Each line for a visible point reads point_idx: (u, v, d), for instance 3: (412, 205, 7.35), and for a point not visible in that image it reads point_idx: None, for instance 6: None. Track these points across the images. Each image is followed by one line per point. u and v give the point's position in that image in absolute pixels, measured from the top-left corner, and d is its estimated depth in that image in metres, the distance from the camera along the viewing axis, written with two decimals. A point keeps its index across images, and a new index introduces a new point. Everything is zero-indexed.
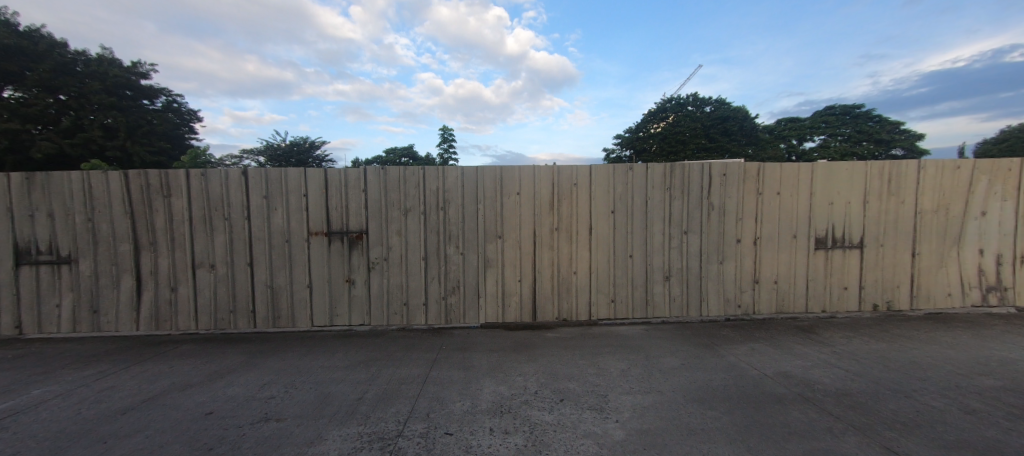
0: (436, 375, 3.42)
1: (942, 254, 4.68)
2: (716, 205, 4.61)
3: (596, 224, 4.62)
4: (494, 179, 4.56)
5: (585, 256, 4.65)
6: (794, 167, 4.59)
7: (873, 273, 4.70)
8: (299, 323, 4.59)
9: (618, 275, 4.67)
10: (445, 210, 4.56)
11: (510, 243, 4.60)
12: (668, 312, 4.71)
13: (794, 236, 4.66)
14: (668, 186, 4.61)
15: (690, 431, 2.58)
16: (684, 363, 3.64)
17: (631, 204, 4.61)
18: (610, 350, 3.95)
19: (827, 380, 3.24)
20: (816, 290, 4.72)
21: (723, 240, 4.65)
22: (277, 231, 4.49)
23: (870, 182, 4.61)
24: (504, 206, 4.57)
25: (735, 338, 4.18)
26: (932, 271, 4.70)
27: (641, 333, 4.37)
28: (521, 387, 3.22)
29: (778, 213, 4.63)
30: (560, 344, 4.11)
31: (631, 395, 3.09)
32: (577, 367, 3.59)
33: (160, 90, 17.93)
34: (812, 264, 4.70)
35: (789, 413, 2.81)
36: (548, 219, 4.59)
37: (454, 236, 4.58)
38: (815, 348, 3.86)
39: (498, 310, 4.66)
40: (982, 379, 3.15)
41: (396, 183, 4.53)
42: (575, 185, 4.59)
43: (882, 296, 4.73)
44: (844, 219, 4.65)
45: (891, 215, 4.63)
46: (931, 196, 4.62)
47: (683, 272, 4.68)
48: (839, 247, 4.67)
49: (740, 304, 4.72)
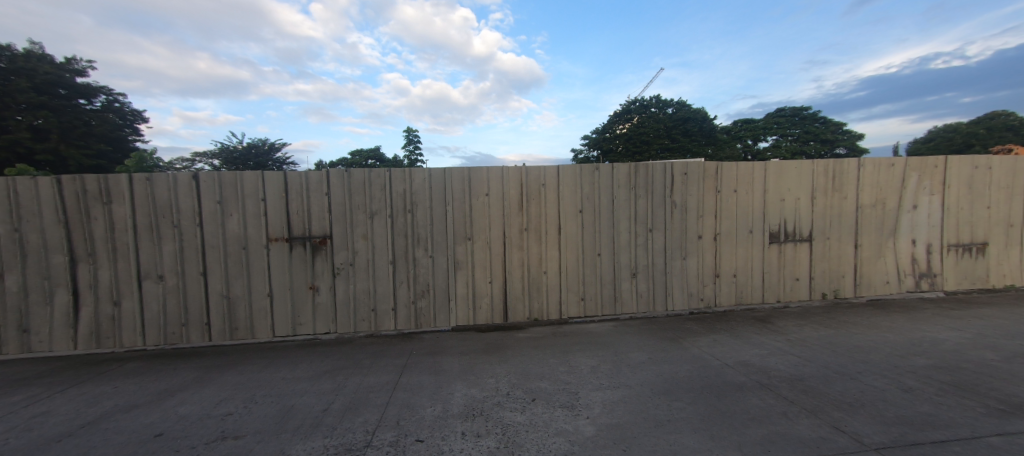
0: (406, 381, 3.34)
1: (881, 245, 5.06)
2: (679, 203, 4.78)
3: (565, 223, 4.67)
4: (462, 180, 4.52)
5: (554, 255, 4.69)
6: (749, 166, 4.83)
7: (821, 264, 5.01)
8: (259, 334, 4.36)
9: (587, 274, 4.74)
10: (413, 212, 4.47)
11: (480, 244, 4.58)
12: (635, 308, 4.83)
13: (750, 232, 4.90)
14: (633, 185, 4.73)
15: (658, 423, 2.65)
16: (651, 357, 3.74)
17: (598, 203, 4.70)
18: (580, 348, 4.00)
19: (782, 367, 3.42)
20: (771, 282, 4.98)
21: (686, 237, 4.83)
22: (233, 238, 4.25)
23: (817, 179, 4.92)
24: (473, 207, 4.53)
25: (698, 330, 4.33)
26: (873, 261, 5.07)
27: (609, 329, 4.46)
28: (493, 389, 3.19)
29: (735, 210, 4.86)
30: (531, 344, 4.12)
31: (601, 391, 3.14)
32: (548, 366, 3.61)
33: (99, 88, 16.64)
34: (767, 258, 4.95)
35: (749, 400, 2.94)
36: (517, 220, 4.60)
37: (422, 239, 4.51)
38: (772, 337, 4.06)
39: (469, 312, 4.62)
40: (917, 359, 3.42)
41: (361, 185, 4.40)
42: (543, 185, 4.62)
43: (830, 286, 5.05)
44: (795, 214, 4.93)
45: (835, 210, 4.97)
46: (871, 192, 4.99)
47: (649, 269, 4.82)
48: (791, 241, 4.96)
49: (703, 297, 4.91)
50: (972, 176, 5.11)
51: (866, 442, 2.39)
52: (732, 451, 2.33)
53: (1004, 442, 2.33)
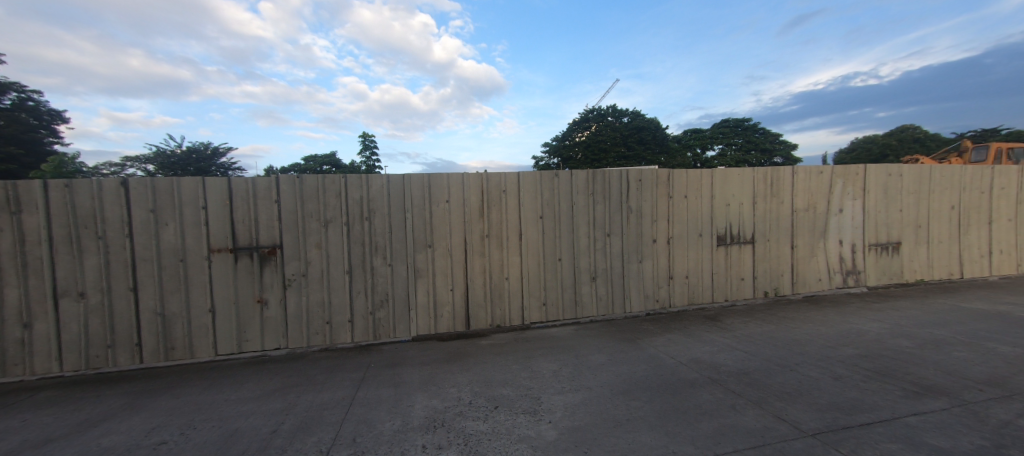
0: (363, 396, 3.20)
1: (813, 245, 5.52)
2: (634, 208, 4.97)
3: (526, 229, 4.71)
4: (421, 187, 4.44)
5: (516, 261, 4.70)
6: (697, 173, 5.12)
7: (763, 264, 5.38)
8: (199, 353, 4.02)
9: (548, 279, 4.79)
10: (370, 220, 4.33)
11: (440, 252, 4.51)
12: (595, 311, 4.94)
13: (700, 235, 5.18)
14: (591, 192, 4.86)
15: (617, 423, 2.71)
16: (609, 358, 3.83)
17: (558, 209, 4.78)
18: (542, 352, 4.03)
19: (729, 362, 3.62)
20: (719, 282, 5.27)
21: (642, 241, 5.02)
22: (169, 250, 3.91)
23: (757, 185, 5.29)
24: (433, 214, 4.47)
25: (654, 330, 4.50)
26: (807, 260, 5.51)
27: (571, 333, 4.52)
28: (454, 398, 3.13)
29: (686, 215, 5.12)
30: (494, 351, 4.09)
31: (562, 395, 3.17)
32: (510, 373, 3.60)
33: (9, 85, 14.90)
34: (715, 259, 5.25)
35: (701, 395, 3.08)
36: (478, 226, 4.58)
37: (381, 247, 4.37)
38: (721, 334, 4.29)
39: (430, 321, 4.52)
40: (845, 349, 3.74)
41: (313, 191, 4.21)
42: (504, 191, 4.64)
43: (771, 284, 5.43)
44: (739, 218, 5.28)
45: (773, 213, 5.36)
46: (804, 197, 5.44)
47: (608, 273, 4.95)
48: (736, 243, 5.29)
49: (658, 299, 5.11)
50: (887, 182, 5.71)
51: (804, 429, 2.57)
52: (686, 445, 2.42)
53: (918, 421, 2.60)
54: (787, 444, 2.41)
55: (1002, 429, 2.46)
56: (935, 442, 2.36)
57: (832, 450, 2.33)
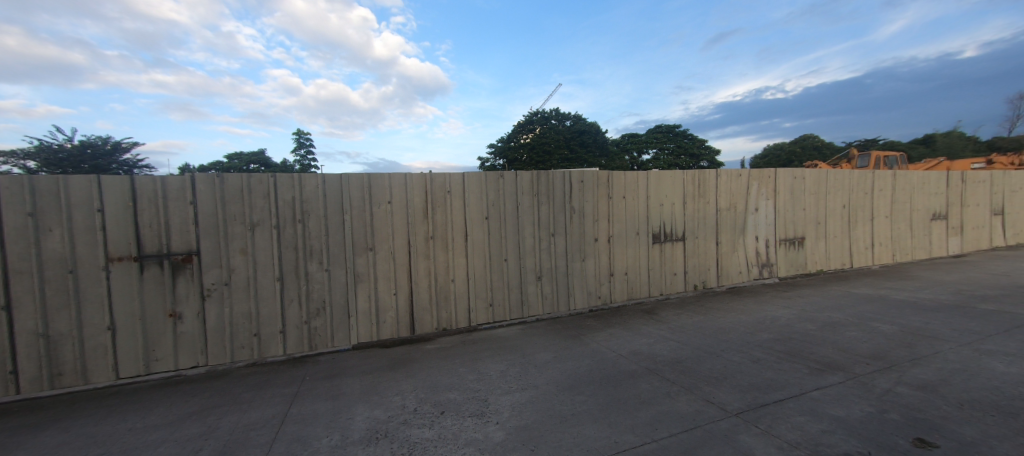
0: (296, 412, 2.96)
1: (734, 241, 6.07)
2: (577, 209, 5.14)
3: (471, 230, 4.67)
4: (360, 187, 4.23)
5: (462, 262, 4.65)
6: (634, 175, 5.41)
7: (693, 259, 5.82)
8: (95, 378, 3.48)
9: (494, 280, 4.79)
10: (304, 222, 4.05)
11: (382, 255, 4.32)
12: (540, 310, 5.03)
13: (637, 234, 5.48)
14: (535, 192, 4.94)
15: (562, 418, 2.76)
16: (555, 355, 3.91)
17: (503, 211, 4.81)
18: (490, 354, 4.01)
19: (664, 352, 3.86)
20: (655, 278, 5.61)
21: (584, 240, 5.20)
22: (53, 260, 3.34)
23: (687, 187, 5.71)
24: (374, 216, 4.27)
25: (597, 326, 4.66)
26: (730, 255, 6.05)
27: (517, 333, 4.55)
28: (398, 407, 3.00)
29: (624, 215, 5.39)
30: (440, 355, 4.00)
31: (509, 395, 3.17)
32: (457, 376, 3.53)
33: None
34: (651, 256, 5.58)
35: (640, 385, 3.24)
36: (422, 228, 4.46)
37: (316, 252, 4.10)
38: (657, 327, 4.56)
39: (372, 328, 4.31)
40: (762, 334, 4.15)
41: (236, 192, 3.83)
42: (449, 192, 4.57)
43: (700, 278, 5.89)
44: (671, 217, 5.66)
45: (701, 213, 5.83)
46: (726, 197, 5.97)
47: (553, 271, 5.06)
48: (669, 240, 5.66)
49: (600, 295, 5.32)
50: (793, 185, 6.45)
51: (729, 409, 2.80)
52: (627, 434, 2.53)
53: (821, 394, 2.94)
54: (715, 425, 2.61)
55: (884, 396, 2.87)
56: (834, 412, 2.69)
57: (752, 427, 2.56)
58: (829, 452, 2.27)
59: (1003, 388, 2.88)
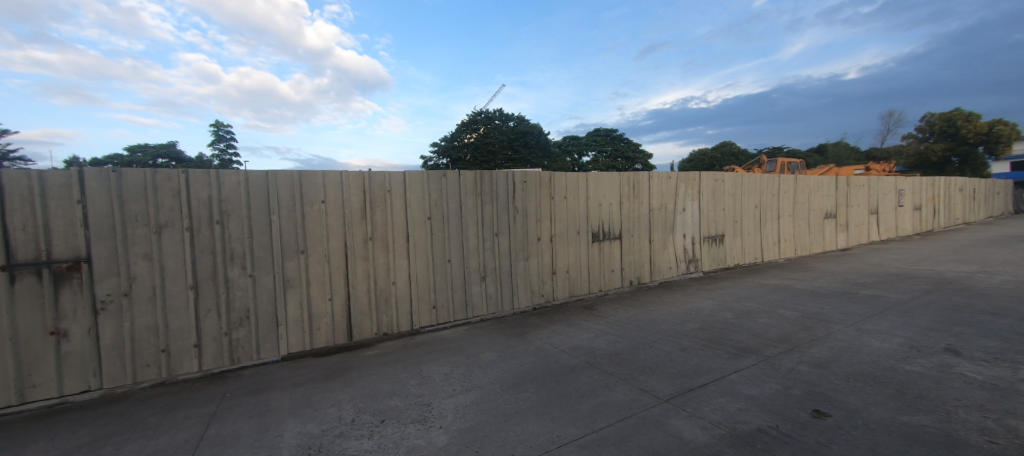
0: (215, 434, 2.67)
1: (665, 239, 6.52)
2: (520, 208, 5.21)
3: (413, 231, 4.54)
4: (290, 185, 3.92)
5: (403, 264, 4.50)
6: (574, 176, 5.60)
7: (629, 256, 6.16)
8: None
9: (437, 281, 4.70)
10: (224, 224, 3.66)
11: (315, 258, 4.05)
12: (484, 309, 5.02)
13: (578, 233, 5.68)
14: (479, 192, 4.93)
15: (506, 417, 2.78)
16: (499, 355, 3.93)
17: (446, 211, 4.73)
18: (433, 357, 3.92)
19: (603, 346, 4.03)
20: (595, 275, 5.86)
21: (527, 239, 5.28)
22: None
23: (623, 188, 6.03)
24: (305, 216, 3.99)
25: (540, 324, 4.76)
26: (661, 252, 6.49)
27: (461, 334, 4.50)
28: (334, 418, 2.83)
29: (566, 214, 5.56)
30: (380, 361, 3.83)
31: (452, 397, 3.12)
32: (398, 382, 3.40)
33: None
34: (591, 254, 5.81)
35: (581, 379, 3.36)
36: (360, 229, 4.25)
37: (239, 256, 3.73)
38: (596, 321, 4.76)
39: (303, 337, 4.02)
40: (688, 324, 4.50)
41: (138, 189, 3.35)
42: (389, 191, 4.40)
43: (635, 273, 6.25)
44: (609, 216, 5.94)
45: (635, 212, 6.19)
46: (657, 197, 6.40)
47: (497, 271, 5.08)
48: (608, 239, 5.94)
49: (543, 293, 5.44)
50: (715, 187, 7.08)
51: (661, 396, 3.00)
52: (569, 427, 2.60)
53: (737, 376, 3.26)
54: (648, 411, 2.78)
55: (789, 374, 3.24)
56: (749, 392, 2.99)
57: (680, 411, 2.76)
58: (746, 428, 2.52)
59: (878, 361, 3.39)
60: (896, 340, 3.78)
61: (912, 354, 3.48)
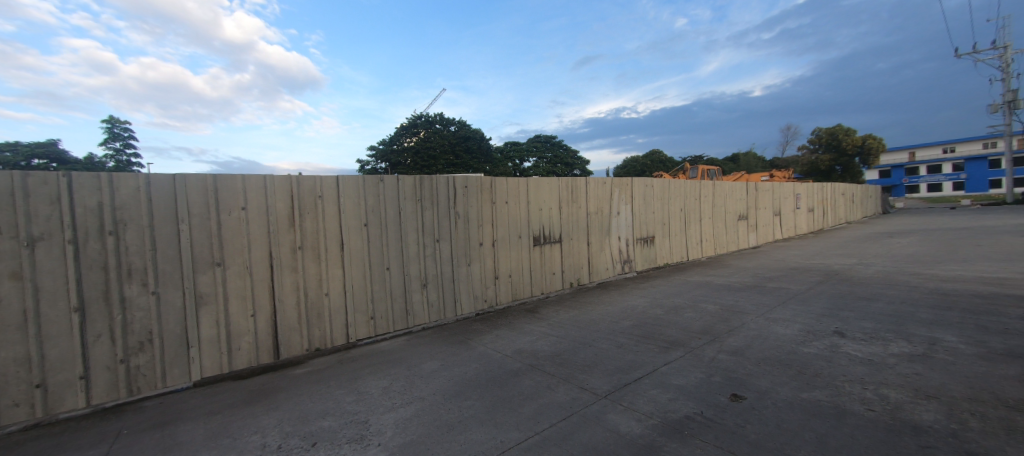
0: None
1: (602, 241, 6.84)
2: (461, 214, 5.17)
3: (348, 239, 4.31)
4: (203, 190, 3.52)
5: (337, 274, 4.25)
6: (516, 182, 5.69)
7: (569, 259, 6.37)
8: None
9: (375, 291, 4.50)
10: (119, 235, 3.15)
11: (235, 270, 3.66)
12: (426, 318, 4.89)
13: (519, 237, 5.77)
14: (418, 198, 4.82)
15: (449, 427, 2.71)
16: (441, 363, 3.84)
17: (384, 217, 4.56)
18: (371, 371, 3.73)
19: (545, 347, 4.11)
20: (536, 278, 5.98)
21: (469, 244, 5.25)
22: None
23: (562, 193, 6.24)
24: (222, 225, 3.60)
25: (483, 329, 4.74)
26: (599, 254, 6.80)
27: (401, 345, 4.35)
28: (257, 447, 2.56)
29: (507, 219, 5.63)
30: (312, 379, 3.57)
31: (392, 412, 2.98)
32: (332, 400, 3.19)
33: None
34: (532, 258, 5.92)
35: (524, 382, 3.39)
36: (288, 237, 3.95)
37: (139, 271, 3.24)
38: (538, 324, 4.84)
39: (220, 358, 3.60)
40: (624, 322, 4.74)
41: (2, 194, 2.75)
42: (320, 197, 4.14)
43: (575, 275, 6.48)
44: (549, 220, 6.11)
45: (574, 216, 6.42)
46: (594, 202, 6.71)
47: (438, 278, 4.99)
48: (548, 243, 6.10)
49: (486, 298, 5.43)
50: (646, 192, 7.59)
51: (599, 392, 3.12)
52: (512, 432, 2.61)
53: (667, 368, 3.49)
54: (588, 408, 2.88)
55: (711, 363, 3.54)
56: (677, 382, 3.21)
57: (617, 405, 2.90)
58: (675, 416, 2.70)
59: (782, 345, 3.83)
60: (796, 326, 4.30)
61: (809, 338, 3.98)
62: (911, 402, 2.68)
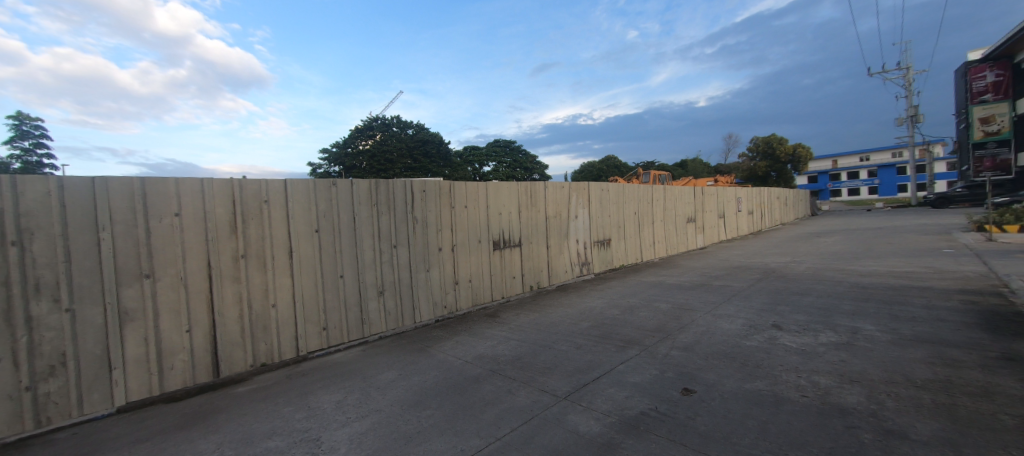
0: None
1: (561, 244, 6.98)
2: (419, 219, 5.08)
3: (297, 246, 4.10)
4: (127, 195, 3.17)
5: (286, 283, 4.02)
6: (475, 186, 5.68)
7: (529, 262, 6.44)
8: None
9: (328, 300, 4.30)
10: (24, 245, 2.73)
11: (167, 283, 3.33)
12: (383, 326, 4.74)
13: (479, 242, 5.75)
14: (374, 202, 4.67)
15: (408, 439, 2.63)
16: (399, 373, 3.73)
17: (337, 222, 4.38)
18: (323, 384, 3.55)
19: (505, 351, 4.12)
20: (497, 282, 5.98)
21: (428, 250, 5.16)
22: None
23: (521, 197, 6.30)
24: (152, 233, 3.27)
25: (443, 336, 4.67)
26: (558, 257, 6.93)
27: (356, 355, 4.18)
28: None
29: (467, 223, 5.59)
30: (258, 397, 3.33)
31: (347, 427, 2.85)
32: (280, 418, 2.99)
33: None
34: (493, 262, 5.93)
35: (485, 387, 3.36)
36: (229, 246, 3.68)
37: (49, 286, 2.82)
38: (498, 329, 4.84)
39: (150, 380, 3.24)
40: (583, 323, 4.85)
41: None
42: (266, 202, 3.91)
43: (535, 279, 6.55)
44: (509, 225, 6.15)
45: (533, 221, 6.51)
46: (552, 206, 6.84)
47: (396, 285, 4.86)
48: (508, 247, 6.13)
49: (446, 304, 5.36)
50: (602, 196, 7.84)
51: (559, 394, 3.16)
52: (472, 439, 2.57)
53: (623, 367, 3.61)
54: (549, 410, 2.91)
55: (664, 360, 3.70)
56: (633, 379, 3.33)
57: (576, 406, 2.95)
58: (631, 412, 2.79)
59: (727, 340, 4.08)
60: (740, 321, 4.61)
61: (751, 332, 4.27)
62: (838, 386, 2.95)
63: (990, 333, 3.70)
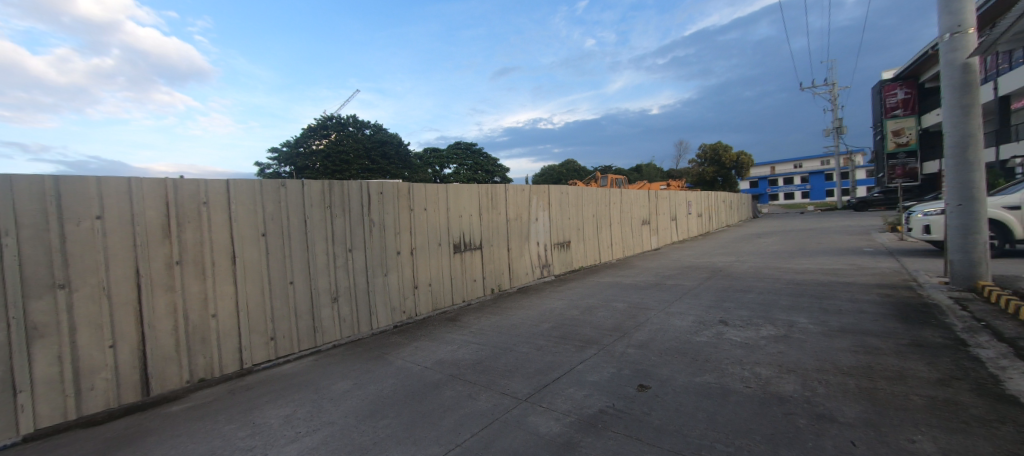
0: None
1: (522, 246, 7.04)
2: (376, 221, 4.93)
3: (241, 251, 3.85)
4: (37, 194, 2.80)
5: (228, 291, 3.75)
6: (434, 189, 5.61)
7: (489, 265, 6.43)
8: None
9: (275, 308, 4.07)
10: None
11: (87, 293, 2.99)
12: (337, 334, 4.54)
13: (439, 245, 5.67)
14: (327, 204, 4.48)
15: (363, 451, 2.53)
16: (354, 382, 3.59)
17: (286, 225, 4.15)
18: (271, 398, 3.34)
19: (466, 355, 4.08)
20: (457, 285, 5.92)
21: (385, 254, 5.02)
22: None
23: (482, 199, 6.30)
24: (68, 238, 2.92)
25: (401, 341, 4.55)
26: (519, 259, 6.98)
27: (307, 366, 3.97)
28: None
29: (426, 226, 5.50)
30: (196, 415, 3.08)
31: (296, 442, 2.69)
32: (221, 437, 2.78)
33: None
34: (453, 265, 5.86)
35: (445, 393, 3.31)
36: (161, 251, 3.38)
37: None
38: (459, 332, 4.78)
39: (65, 403, 2.86)
40: (543, 324, 4.91)
41: None
42: (205, 204, 3.63)
43: (495, 281, 6.55)
44: (469, 227, 6.11)
45: (494, 223, 6.52)
46: (513, 208, 6.88)
47: (351, 290, 4.68)
48: (469, 249, 6.10)
49: (405, 310, 5.23)
50: (562, 199, 8.00)
51: (519, 396, 3.17)
52: (431, 447, 2.52)
53: (582, 366, 3.68)
54: (510, 413, 2.90)
55: (621, 358, 3.82)
56: (592, 378, 3.40)
57: (536, 407, 2.97)
58: (590, 411, 2.85)
59: (679, 336, 4.28)
60: (691, 318, 4.85)
61: (700, 328, 4.51)
62: (776, 376, 3.18)
63: (903, 322, 4.15)
